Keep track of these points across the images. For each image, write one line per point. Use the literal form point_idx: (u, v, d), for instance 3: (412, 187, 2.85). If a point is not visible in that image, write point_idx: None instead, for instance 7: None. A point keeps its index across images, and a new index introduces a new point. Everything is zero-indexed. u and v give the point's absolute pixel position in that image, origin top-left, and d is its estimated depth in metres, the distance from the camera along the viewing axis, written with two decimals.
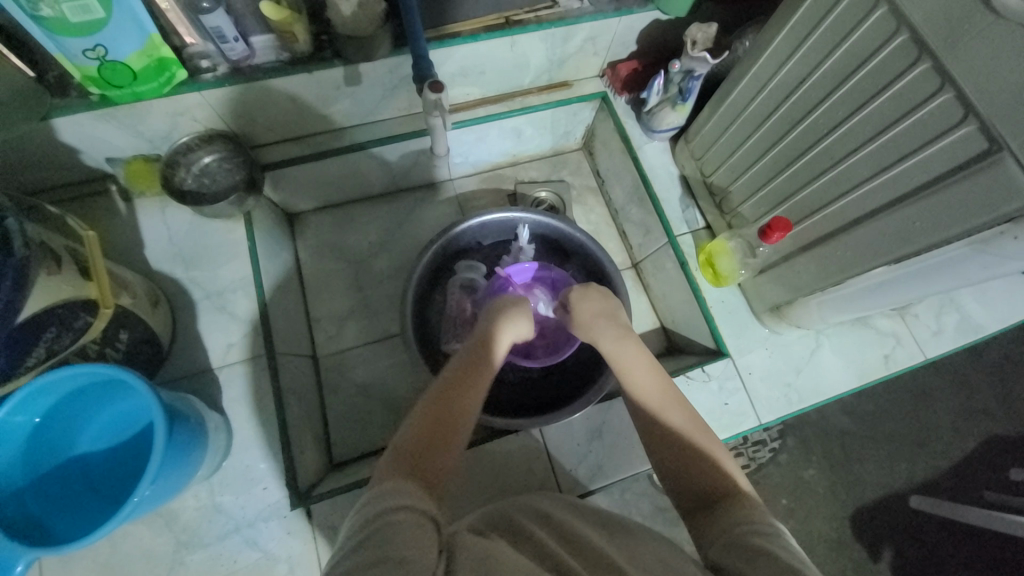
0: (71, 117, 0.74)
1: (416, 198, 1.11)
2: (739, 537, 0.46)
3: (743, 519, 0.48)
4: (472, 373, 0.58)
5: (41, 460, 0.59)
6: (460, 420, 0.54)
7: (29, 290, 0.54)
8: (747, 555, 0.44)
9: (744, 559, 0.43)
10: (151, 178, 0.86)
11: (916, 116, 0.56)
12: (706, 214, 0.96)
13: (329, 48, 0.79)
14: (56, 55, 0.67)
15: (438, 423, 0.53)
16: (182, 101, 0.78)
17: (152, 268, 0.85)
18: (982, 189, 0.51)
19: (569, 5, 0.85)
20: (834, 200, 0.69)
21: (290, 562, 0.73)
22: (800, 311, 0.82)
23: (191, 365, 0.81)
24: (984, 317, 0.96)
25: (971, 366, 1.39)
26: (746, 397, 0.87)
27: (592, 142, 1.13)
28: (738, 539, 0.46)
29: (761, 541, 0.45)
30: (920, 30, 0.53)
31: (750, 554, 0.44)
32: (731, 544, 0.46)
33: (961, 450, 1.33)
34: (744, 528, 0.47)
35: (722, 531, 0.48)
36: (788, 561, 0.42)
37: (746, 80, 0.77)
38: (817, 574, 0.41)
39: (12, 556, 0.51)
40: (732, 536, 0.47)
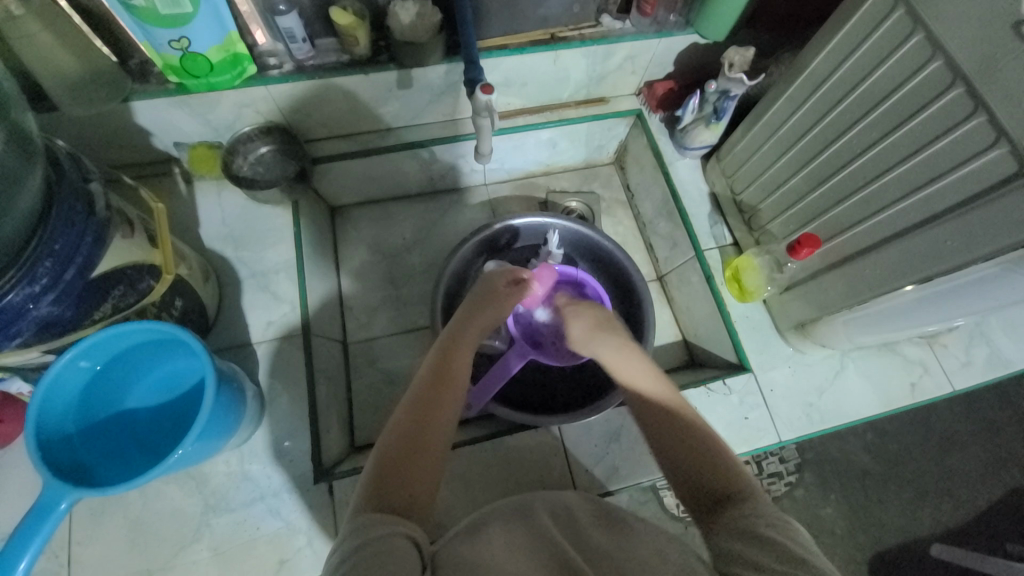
0: (148, 101, 0.81)
1: (452, 200, 1.15)
2: (746, 529, 0.48)
3: (748, 512, 0.50)
4: (432, 399, 0.59)
5: (92, 411, 0.63)
6: (429, 439, 0.57)
7: (104, 249, 0.59)
8: (753, 544, 0.46)
9: (746, 546, 0.47)
10: (212, 164, 0.91)
11: (949, 139, 0.58)
12: (734, 230, 0.97)
13: (386, 53, 0.85)
14: (144, 44, 0.74)
15: (405, 449, 0.55)
16: (249, 94, 0.84)
17: (205, 245, 0.91)
18: (1011, 210, 0.52)
19: (612, 25, 0.90)
20: (864, 219, 0.70)
21: (308, 535, 0.75)
22: (825, 329, 0.82)
23: (232, 338, 0.86)
24: (1015, 353, 0.95)
25: (1003, 413, 1.34)
26: (766, 412, 0.87)
27: (624, 156, 1.17)
28: (744, 529, 0.48)
29: (769, 531, 0.47)
30: (956, 56, 0.55)
31: (759, 544, 0.46)
32: (739, 535, 0.48)
33: (989, 499, 1.28)
34: (748, 521, 0.49)
35: (727, 525, 0.50)
36: (795, 549, 0.45)
37: (781, 101, 0.80)
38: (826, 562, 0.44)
39: (56, 494, 0.53)
40: (736, 528, 0.49)
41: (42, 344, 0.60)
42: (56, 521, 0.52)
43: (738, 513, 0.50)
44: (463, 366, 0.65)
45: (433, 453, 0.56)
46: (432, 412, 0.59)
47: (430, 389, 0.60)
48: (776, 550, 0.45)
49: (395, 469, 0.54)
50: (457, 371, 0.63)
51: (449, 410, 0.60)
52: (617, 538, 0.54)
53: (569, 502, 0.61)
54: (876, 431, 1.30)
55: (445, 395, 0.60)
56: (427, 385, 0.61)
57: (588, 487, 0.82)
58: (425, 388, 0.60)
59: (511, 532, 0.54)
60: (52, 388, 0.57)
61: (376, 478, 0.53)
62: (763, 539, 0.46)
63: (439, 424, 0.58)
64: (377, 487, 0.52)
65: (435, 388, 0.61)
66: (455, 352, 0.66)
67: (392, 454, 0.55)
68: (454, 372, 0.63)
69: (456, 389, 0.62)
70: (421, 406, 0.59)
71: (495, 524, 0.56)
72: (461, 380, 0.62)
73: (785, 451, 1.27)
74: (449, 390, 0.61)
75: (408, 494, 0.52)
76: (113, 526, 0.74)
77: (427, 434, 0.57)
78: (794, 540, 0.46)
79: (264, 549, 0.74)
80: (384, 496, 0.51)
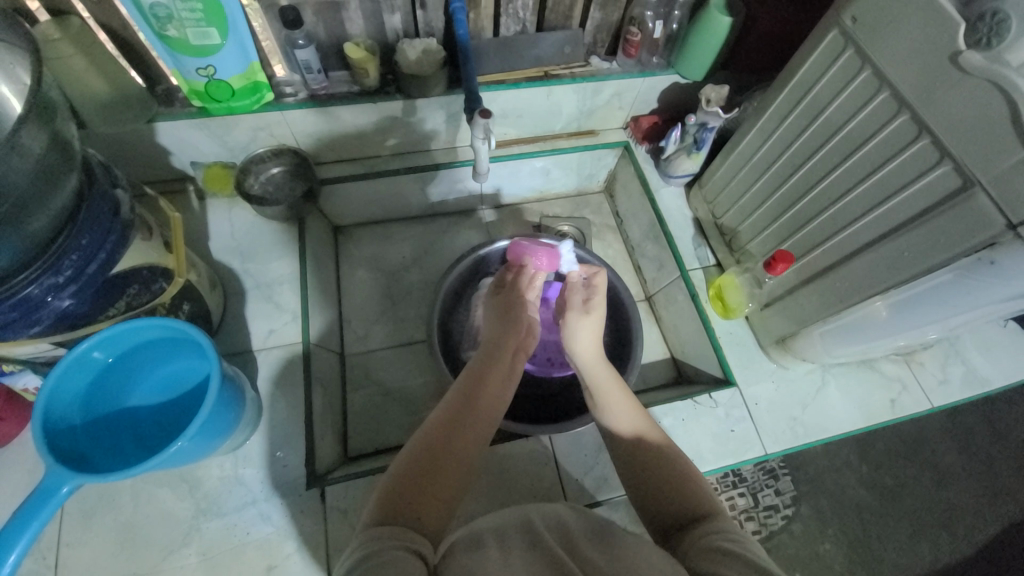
0: (171, 123, 0.88)
1: (449, 223, 1.21)
2: (707, 546, 0.49)
3: (712, 531, 0.51)
4: (457, 426, 0.61)
5: (99, 405, 0.66)
6: (445, 463, 0.57)
7: (125, 249, 0.64)
8: (716, 559, 0.47)
9: (710, 563, 0.46)
10: (225, 183, 0.97)
11: (899, 159, 0.64)
12: (717, 252, 1.03)
13: (394, 84, 0.93)
14: (173, 72, 0.82)
15: (422, 469, 0.56)
16: (266, 118, 0.91)
17: (214, 257, 0.95)
18: (958, 220, 0.58)
19: (600, 65, 1.00)
20: (831, 236, 0.76)
21: (298, 541, 0.75)
22: (804, 343, 0.85)
23: (234, 346, 0.89)
24: (990, 371, 0.98)
25: (995, 447, 1.35)
26: (752, 425, 0.89)
27: (613, 185, 1.24)
28: (707, 548, 0.49)
29: (731, 544, 0.48)
30: (900, 88, 0.62)
31: (717, 558, 0.47)
32: (703, 554, 0.48)
33: (985, 534, 1.27)
34: (713, 540, 0.49)
35: (693, 545, 0.51)
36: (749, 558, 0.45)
37: (754, 132, 0.87)
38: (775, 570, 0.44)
39: (60, 478, 0.54)
40: (701, 547, 0.49)
41: (50, 337, 0.64)
42: (56, 505, 0.54)
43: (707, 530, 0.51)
44: (495, 396, 0.66)
45: (453, 474, 0.57)
46: (456, 437, 0.60)
47: (454, 417, 0.62)
48: (736, 562, 0.45)
49: (406, 487, 0.54)
50: (486, 400, 0.64)
51: (473, 434, 0.61)
52: (612, 548, 0.55)
53: (563, 515, 0.61)
54: (870, 463, 1.31)
55: (472, 423, 0.62)
56: (455, 410, 0.62)
57: (577, 498, 0.83)
58: (453, 412, 0.62)
59: (504, 541, 0.55)
60: (65, 374, 0.60)
61: (385, 495, 0.54)
62: (723, 552, 0.47)
63: (464, 448, 0.59)
64: (385, 503, 0.53)
65: (464, 412, 0.62)
66: (487, 379, 0.66)
67: (405, 472, 0.56)
68: (482, 401, 0.64)
69: (486, 418, 0.63)
70: (446, 429, 0.60)
71: (495, 541, 0.55)
72: (484, 412, 0.63)
73: (779, 483, 1.27)
74: (476, 418, 0.62)
75: (418, 511, 0.52)
76: (103, 528, 0.74)
77: (449, 455, 0.58)
78: (749, 550, 0.47)
79: (253, 555, 0.74)
80: (392, 510, 0.52)
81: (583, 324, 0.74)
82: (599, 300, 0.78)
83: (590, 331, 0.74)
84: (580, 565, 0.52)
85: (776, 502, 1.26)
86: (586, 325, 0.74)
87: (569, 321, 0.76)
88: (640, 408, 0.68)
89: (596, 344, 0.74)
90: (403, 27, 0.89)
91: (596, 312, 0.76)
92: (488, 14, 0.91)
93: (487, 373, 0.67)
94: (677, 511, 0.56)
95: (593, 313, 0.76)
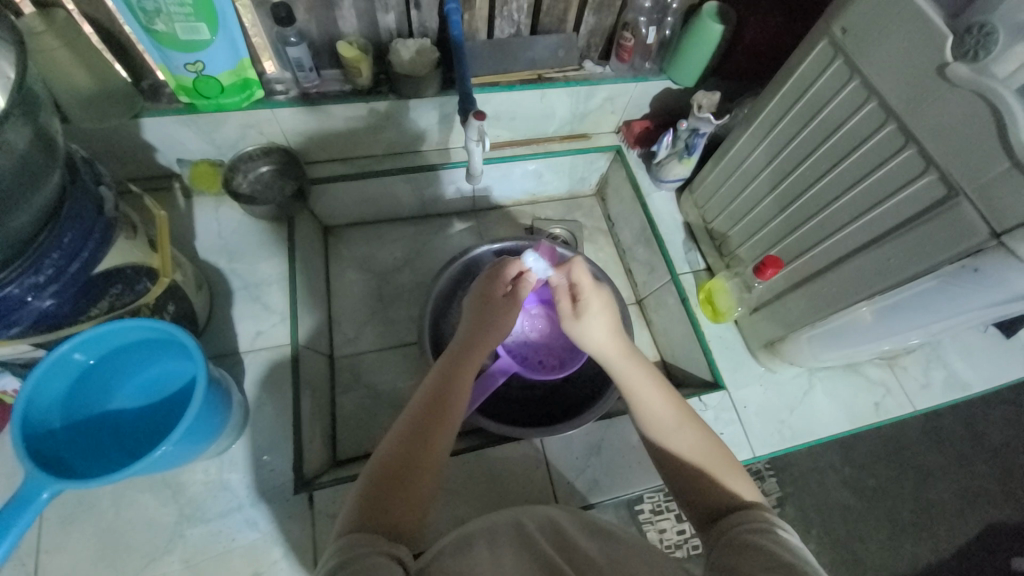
0: (158, 118, 0.86)
1: (441, 224, 1.21)
2: (740, 541, 0.50)
3: (742, 523, 0.52)
4: (423, 432, 0.59)
5: (79, 408, 0.64)
6: (414, 472, 0.56)
7: (109, 247, 0.63)
8: (747, 555, 0.48)
9: (740, 557, 0.48)
10: (212, 180, 0.95)
11: (886, 168, 0.66)
12: (707, 256, 1.05)
13: (386, 84, 0.93)
14: (160, 66, 0.80)
15: (392, 477, 0.55)
16: (255, 116, 0.89)
17: (200, 257, 0.93)
18: (943, 229, 0.59)
19: (593, 69, 1.00)
20: (819, 242, 0.77)
21: (285, 547, 0.74)
22: (792, 347, 0.87)
23: (220, 347, 0.87)
24: (970, 375, 1.01)
25: (972, 448, 1.39)
26: (741, 428, 0.90)
27: (605, 188, 1.25)
28: (739, 542, 0.50)
29: (762, 540, 0.49)
30: (888, 99, 0.64)
31: (750, 553, 0.48)
32: (733, 548, 0.50)
33: (963, 534, 1.30)
34: (743, 534, 0.51)
35: (722, 538, 0.52)
36: (779, 554, 0.46)
37: (744, 139, 0.88)
38: (805, 566, 0.45)
39: (39, 484, 0.52)
40: (731, 541, 0.51)
41: (31, 338, 0.62)
42: (34, 512, 0.52)
43: (738, 524, 0.53)
44: (461, 397, 0.65)
45: (425, 479, 0.57)
46: (422, 443, 0.58)
47: (421, 423, 0.60)
48: (765, 557, 0.46)
49: (381, 494, 0.54)
50: (453, 404, 0.63)
51: (441, 440, 0.60)
52: (604, 552, 0.55)
53: (555, 517, 0.60)
54: (853, 465, 1.33)
55: (440, 424, 0.61)
56: (421, 415, 0.61)
57: (568, 500, 0.83)
58: (419, 417, 0.61)
59: (495, 545, 0.54)
60: (44, 376, 0.58)
61: (364, 499, 0.53)
62: (754, 547, 0.48)
63: (430, 455, 0.58)
64: (363, 508, 0.53)
65: (429, 419, 0.61)
66: (453, 380, 0.66)
67: (377, 480, 0.55)
68: (449, 404, 0.63)
69: (454, 418, 0.63)
70: (411, 436, 0.59)
71: (483, 544, 0.54)
72: (451, 415, 0.62)
73: (765, 484, 1.29)
74: (444, 420, 0.61)
75: (394, 517, 0.52)
76: (82, 535, 0.72)
77: (419, 460, 0.57)
78: (780, 543, 0.48)
79: (238, 562, 0.72)
80: (371, 517, 0.51)
81: (581, 329, 0.70)
82: (589, 294, 0.70)
83: (597, 322, 0.70)
84: (573, 568, 0.52)
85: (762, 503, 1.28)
86: (586, 324, 0.70)
87: (567, 328, 0.72)
88: (671, 389, 0.68)
89: (612, 337, 0.70)
90: (397, 27, 0.89)
91: (590, 311, 0.70)
92: (482, 15, 0.91)
93: (452, 373, 0.66)
94: (710, 504, 0.58)
95: (586, 313, 0.70)
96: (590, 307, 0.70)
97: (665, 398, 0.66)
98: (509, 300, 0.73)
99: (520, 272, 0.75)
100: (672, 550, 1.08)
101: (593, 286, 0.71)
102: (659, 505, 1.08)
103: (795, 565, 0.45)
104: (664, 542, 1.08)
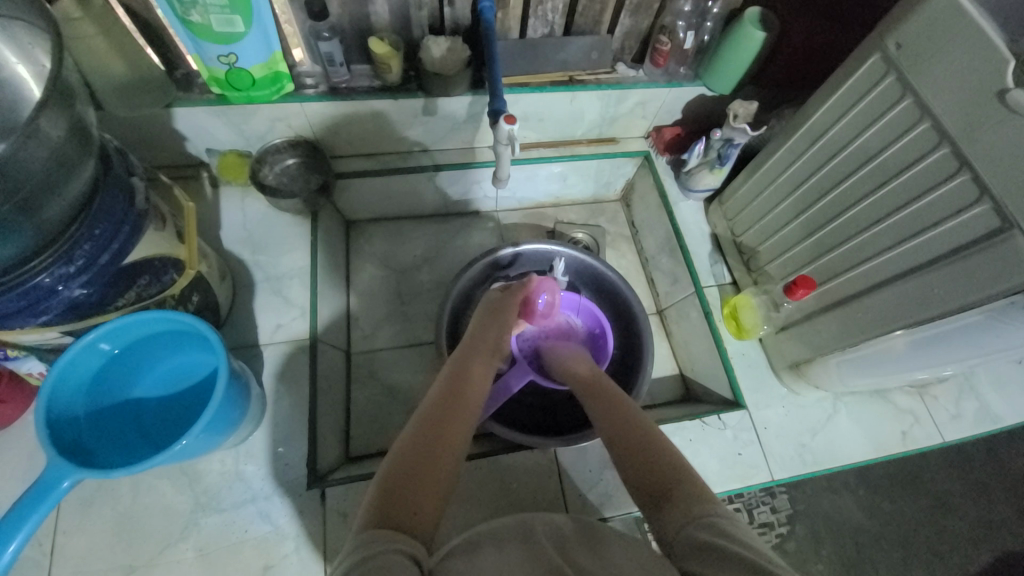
0: (188, 108, 0.86)
1: (462, 223, 1.20)
2: (692, 541, 0.48)
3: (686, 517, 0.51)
4: (438, 425, 0.60)
5: (103, 396, 0.65)
6: (432, 461, 0.56)
7: (139, 238, 0.63)
8: (700, 556, 0.46)
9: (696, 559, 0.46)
10: (239, 171, 0.96)
11: (937, 193, 0.62)
12: (733, 270, 1.02)
13: (416, 81, 0.91)
14: (194, 57, 0.80)
15: (409, 468, 0.55)
16: (284, 109, 0.89)
17: (224, 248, 0.94)
18: (995, 261, 0.56)
19: (626, 73, 0.98)
20: (855, 265, 0.75)
21: (296, 542, 0.74)
22: (819, 370, 0.84)
23: (241, 339, 0.88)
24: (1005, 409, 0.97)
25: (996, 479, 1.34)
26: (760, 450, 0.88)
27: (630, 194, 1.22)
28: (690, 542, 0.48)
29: (711, 537, 0.48)
30: (942, 121, 0.60)
31: (702, 554, 0.46)
32: (687, 546, 0.48)
33: (981, 566, 1.26)
34: (690, 530, 0.49)
35: (674, 529, 0.51)
36: (737, 555, 0.45)
37: (781, 151, 0.85)
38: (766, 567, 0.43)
39: (61, 471, 0.53)
40: (683, 536, 0.49)
41: (61, 325, 0.63)
42: (55, 500, 0.53)
43: (681, 514, 0.52)
44: (473, 395, 0.66)
45: (440, 472, 0.56)
46: (441, 435, 0.59)
47: (437, 416, 0.61)
48: (721, 559, 0.45)
49: (397, 485, 0.53)
50: (467, 399, 0.65)
51: (459, 431, 0.61)
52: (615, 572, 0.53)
53: (565, 527, 0.60)
54: (868, 487, 1.30)
55: (456, 416, 0.62)
56: (436, 407, 0.62)
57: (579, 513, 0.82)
58: (436, 414, 0.61)
59: (502, 549, 0.53)
60: (70, 364, 0.60)
61: (381, 494, 0.52)
62: (705, 547, 0.47)
63: (447, 448, 0.58)
64: (380, 504, 0.51)
65: (446, 413, 0.62)
66: (464, 381, 0.67)
67: (393, 471, 0.55)
68: (463, 398, 0.65)
69: (467, 417, 0.63)
70: (426, 431, 0.59)
71: (491, 546, 0.54)
72: (466, 409, 0.64)
73: (776, 501, 1.26)
74: (458, 417, 0.62)
75: (412, 507, 0.51)
76: (101, 517, 0.74)
77: (437, 453, 0.57)
78: (731, 542, 0.47)
79: (250, 553, 0.73)
80: (386, 511, 0.50)
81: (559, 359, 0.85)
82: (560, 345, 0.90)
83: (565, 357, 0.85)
84: None
85: (772, 520, 1.25)
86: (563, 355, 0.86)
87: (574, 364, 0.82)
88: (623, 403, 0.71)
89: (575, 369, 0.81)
90: (429, 23, 0.88)
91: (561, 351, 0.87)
92: (516, 14, 0.88)
93: (461, 376, 0.68)
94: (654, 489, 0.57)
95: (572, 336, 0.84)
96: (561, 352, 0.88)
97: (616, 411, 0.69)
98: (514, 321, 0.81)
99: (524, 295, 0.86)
100: None
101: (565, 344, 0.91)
102: None
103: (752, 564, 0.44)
104: None
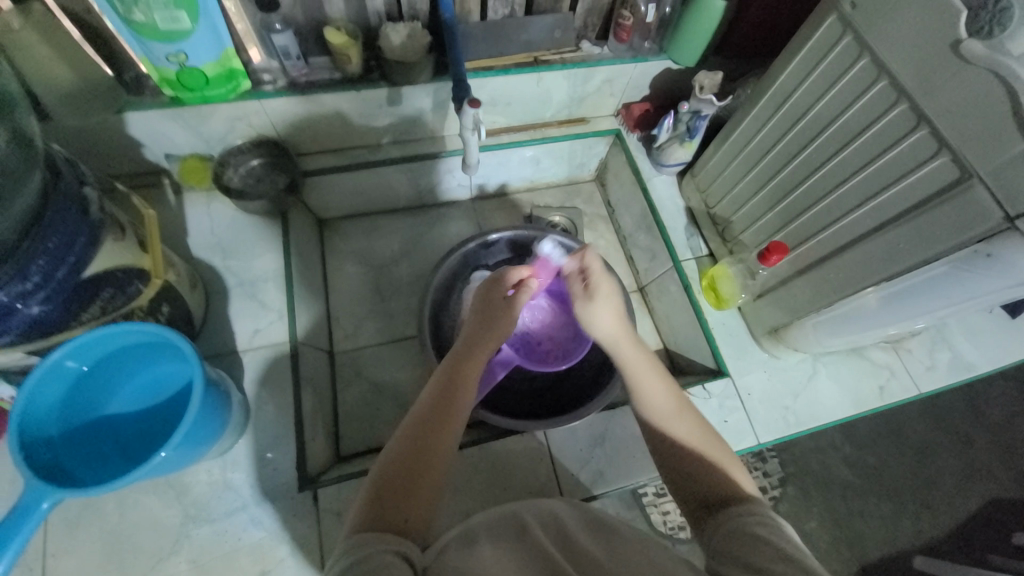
0: (142, 113, 0.83)
1: (438, 214, 1.18)
2: (743, 532, 0.49)
3: (743, 514, 0.51)
4: (430, 428, 0.59)
5: (76, 415, 0.63)
6: (424, 467, 0.56)
7: (96, 250, 0.61)
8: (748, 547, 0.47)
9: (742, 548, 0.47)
10: (202, 175, 0.93)
11: (897, 149, 0.63)
12: (709, 242, 1.03)
13: (377, 71, 0.89)
14: (141, 58, 0.77)
15: (399, 472, 0.55)
16: (242, 108, 0.86)
17: (193, 255, 0.92)
18: (957, 212, 0.57)
19: (591, 50, 0.97)
20: (825, 228, 0.76)
21: (291, 545, 0.74)
22: (797, 333, 0.86)
23: (218, 346, 0.86)
24: (976, 357, 1.00)
25: (972, 425, 1.39)
26: (745, 415, 0.90)
27: (604, 174, 1.22)
28: (742, 534, 0.49)
29: (761, 530, 0.48)
30: (899, 77, 0.61)
31: (752, 546, 0.47)
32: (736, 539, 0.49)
33: (963, 510, 1.31)
34: (743, 524, 0.50)
35: (723, 526, 0.51)
36: (784, 548, 0.45)
37: (748, 120, 0.85)
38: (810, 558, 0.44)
39: (39, 493, 0.52)
40: (733, 531, 0.50)
41: (25, 344, 0.61)
42: (37, 522, 0.52)
43: (734, 515, 0.52)
44: (465, 397, 0.63)
45: (433, 471, 0.56)
46: (432, 438, 0.58)
47: (429, 418, 0.60)
48: (771, 551, 0.45)
49: (389, 489, 0.54)
50: (459, 399, 0.62)
51: (449, 434, 0.59)
52: (609, 544, 0.54)
53: (556, 510, 0.60)
54: (854, 444, 1.33)
55: (448, 417, 0.60)
56: (428, 410, 0.60)
57: (572, 492, 0.84)
58: (426, 418, 0.60)
59: (498, 541, 0.54)
60: (38, 384, 0.57)
61: (373, 495, 0.53)
62: (757, 539, 0.47)
63: (438, 454, 0.57)
64: (372, 505, 0.52)
65: (438, 413, 0.60)
66: (458, 382, 0.64)
67: (387, 474, 0.55)
68: (455, 398, 0.62)
69: (457, 420, 0.61)
70: (416, 434, 0.58)
71: (486, 538, 0.54)
72: (457, 411, 0.61)
73: (767, 465, 1.30)
74: (451, 412, 0.61)
75: (405, 513, 0.52)
76: (88, 538, 0.72)
77: (427, 455, 0.57)
78: (782, 536, 0.47)
79: (245, 560, 0.73)
80: (379, 515, 0.51)
81: (592, 311, 0.69)
82: (598, 277, 0.70)
83: (607, 309, 0.69)
84: (577, 565, 0.51)
85: (764, 484, 1.30)
86: (597, 309, 0.69)
87: (578, 310, 0.71)
88: (677, 389, 0.66)
89: (618, 323, 0.69)
90: (386, 11, 0.85)
91: (599, 295, 0.69)
92: None
93: (457, 373, 0.65)
94: (704, 491, 0.57)
95: (597, 296, 0.69)
96: (599, 292, 0.69)
97: (670, 395, 0.65)
98: (510, 305, 0.71)
99: (520, 278, 0.74)
100: (676, 533, 1.08)
101: (602, 271, 0.70)
102: (661, 489, 1.10)
103: (799, 559, 0.44)
104: (668, 524, 1.10)
